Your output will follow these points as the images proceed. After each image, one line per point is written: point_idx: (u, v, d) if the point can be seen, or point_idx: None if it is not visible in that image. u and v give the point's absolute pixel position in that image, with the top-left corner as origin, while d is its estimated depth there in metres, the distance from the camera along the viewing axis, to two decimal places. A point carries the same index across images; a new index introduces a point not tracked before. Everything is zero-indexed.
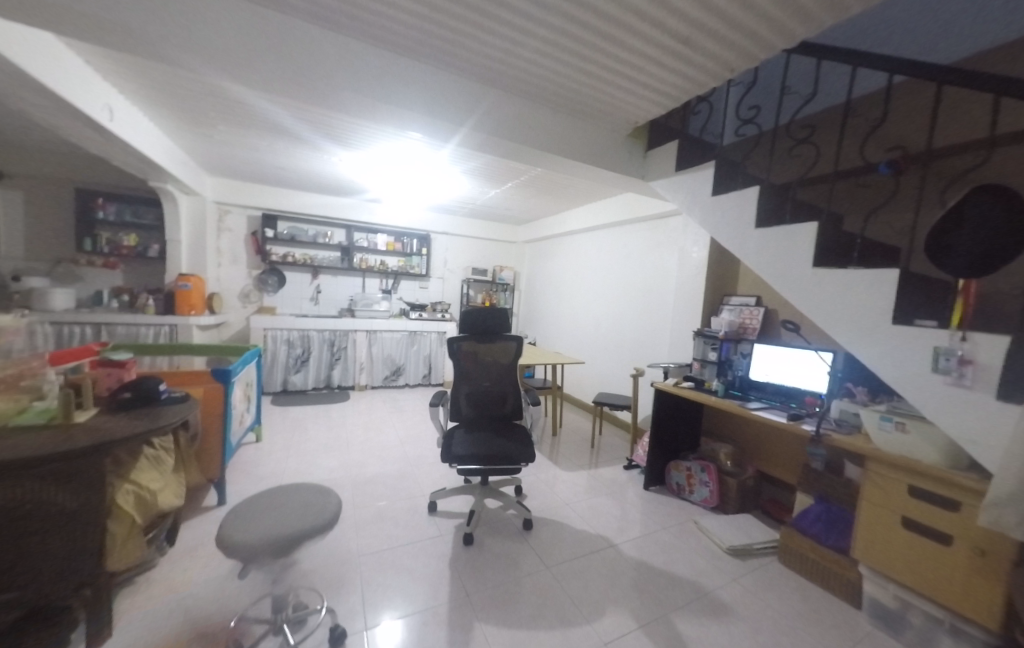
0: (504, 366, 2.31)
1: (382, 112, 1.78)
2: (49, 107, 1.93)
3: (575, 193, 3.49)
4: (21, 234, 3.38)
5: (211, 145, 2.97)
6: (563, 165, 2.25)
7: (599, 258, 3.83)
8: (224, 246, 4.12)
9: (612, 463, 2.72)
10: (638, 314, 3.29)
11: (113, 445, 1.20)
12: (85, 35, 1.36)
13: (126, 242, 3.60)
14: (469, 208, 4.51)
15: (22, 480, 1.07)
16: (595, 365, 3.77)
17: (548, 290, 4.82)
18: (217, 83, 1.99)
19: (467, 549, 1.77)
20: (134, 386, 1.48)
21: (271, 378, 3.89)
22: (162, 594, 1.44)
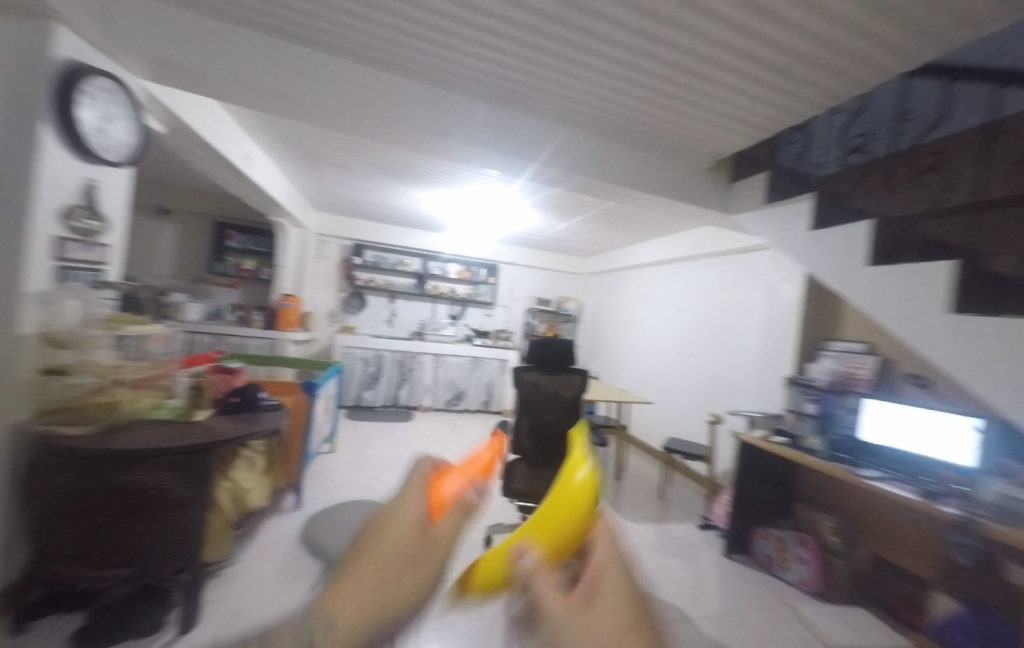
0: (569, 400, 2.25)
1: (468, 153, 1.92)
2: (207, 157, 2.39)
3: (646, 226, 3.42)
4: (172, 258, 4.13)
5: (320, 185, 3.44)
6: (639, 199, 2.23)
7: (671, 293, 3.65)
8: (320, 271, 4.66)
9: (683, 518, 2.46)
10: (715, 354, 3.03)
11: (220, 445, 1.33)
12: (242, 101, 1.67)
13: (246, 266, 4.28)
14: (538, 241, 4.63)
15: (152, 468, 1.23)
16: (664, 406, 3.51)
17: (613, 323, 4.68)
18: (333, 134, 2.32)
19: None
20: (242, 392, 1.69)
21: (346, 393, 4.19)
22: (242, 590, 1.55)
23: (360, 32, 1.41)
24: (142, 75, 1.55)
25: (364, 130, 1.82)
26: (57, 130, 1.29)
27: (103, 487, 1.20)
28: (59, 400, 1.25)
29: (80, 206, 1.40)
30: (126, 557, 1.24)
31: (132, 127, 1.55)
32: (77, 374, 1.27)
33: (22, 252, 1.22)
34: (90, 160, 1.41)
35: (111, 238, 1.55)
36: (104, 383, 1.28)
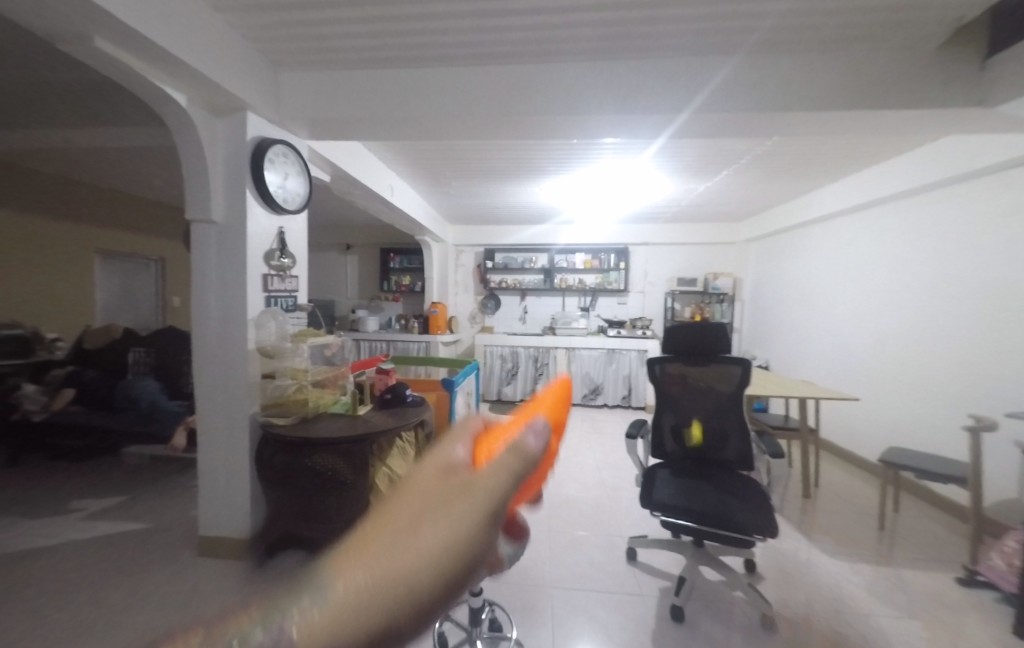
0: (725, 396, 1.84)
1: (575, 126, 1.77)
2: (363, 195, 2.88)
3: (825, 164, 2.58)
4: (355, 282, 5.19)
5: (450, 199, 3.77)
6: (811, 123, 1.65)
7: (877, 247, 2.66)
8: (460, 278, 5.14)
9: (922, 567, 1.75)
10: (968, 326, 2.05)
11: (375, 435, 1.53)
12: (374, 134, 1.94)
13: (404, 282, 5.01)
14: (673, 213, 4.06)
15: (330, 452, 1.51)
16: (874, 403, 2.61)
17: (786, 298, 3.73)
18: (451, 145, 2.47)
19: (677, 627, 1.43)
20: (393, 389, 1.89)
21: (489, 387, 4.50)
22: None
23: (453, 29, 1.43)
24: (305, 135, 1.93)
25: (472, 131, 1.86)
26: (257, 192, 1.70)
27: (303, 466, 1.53)
28: (273, 397, 1.68)
29: (276, 249, 1.82)
30: (319, 525, 1.54)
31: (303, 180, 1.93)
32: (281, 377, 1.68)
33: (245, 288, 1.66)
34: (279, 212, 1.81)
35: (298, 271, 1.96)
36: (296, 384, 1.66)
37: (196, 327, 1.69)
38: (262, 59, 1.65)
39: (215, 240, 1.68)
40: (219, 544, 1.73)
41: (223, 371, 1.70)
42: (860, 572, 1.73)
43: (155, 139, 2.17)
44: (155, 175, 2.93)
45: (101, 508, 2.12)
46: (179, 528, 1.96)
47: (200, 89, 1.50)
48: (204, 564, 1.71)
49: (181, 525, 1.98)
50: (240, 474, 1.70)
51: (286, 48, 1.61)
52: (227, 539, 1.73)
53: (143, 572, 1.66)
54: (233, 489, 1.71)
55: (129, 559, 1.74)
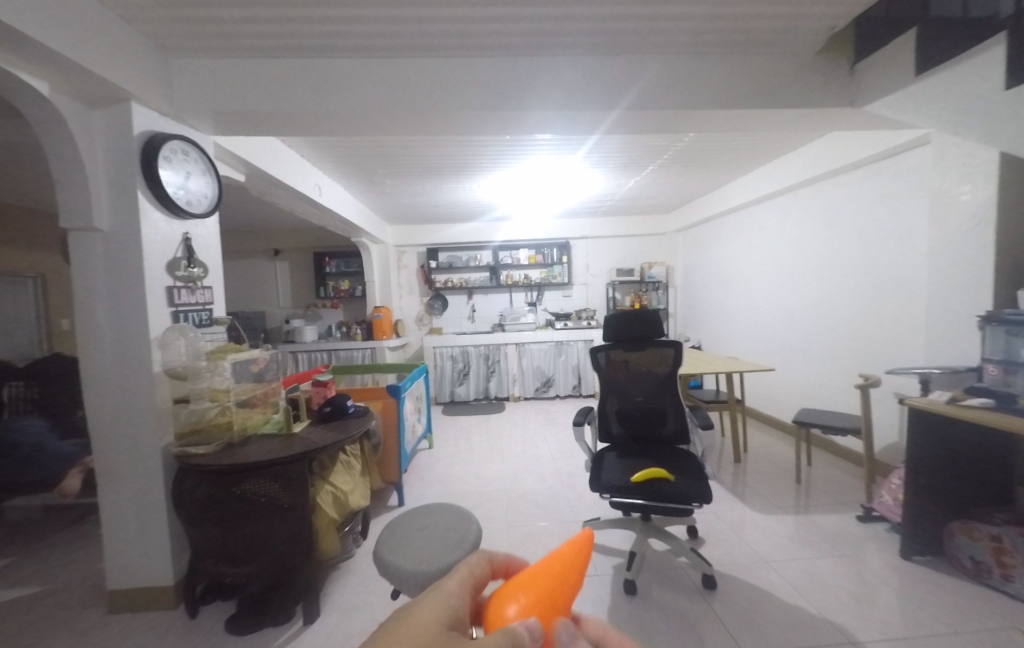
0: (662, 378, 1.95)
1: (506, 122, 1.77)
2: (286, 195, 2.66)
3: (736, 158, 2.83)
4: (287, 290, 4.81)
5: (386, 198, 3.62)
6: (719, 121, 1.79)
7: (782, 232, 2.97)
8: (403, 280, 4.97)
9: (832, 511, 2.00)
10: (855, 299, 2.37)
11: (314, 453, 1.44)
12: (290, 130, 1.79)
13: (343, 286, 4.74)
14: (607, 207, 4.24)
15: (262, 478, 1.39)
16: (788, 372, 2.93)
17: (712, 282, 4.06)
18: (379, 141, 2.36)
19: (631, 600, 1.50)
20: (332, 401, 1.80)
21: (441, 389, 4.42)
22: (359, 581, 1.69)
23: (368, 17, 1.36)
24: (210, 130, 1.74)
25: (398, 126, 1.79)
26: (151, 194, 1.50)
27: (228, 497, 1.38)
28: (188, 424, 1.49)
29: (181, 258, 1.62)
30: (251, 559, 1.39)
31: (209, 180, 1.74)
32: (196, 401, 1.50)
33: (146, 304, 1.46)
34: (181, 216, 1.62)
35: (211, 281, 1.77)
36: (218, 407, 1.49)
37: (85, 352, 1.46)
38: (147, 44, 1.46)
39: (102, 251, 1.46)
40: (135, 596, 1.52)
41: (123, 399, 1.48)
42: (784, 523, 1.94)
43: (13, 133, 1.83)
44: (22, 177, 2.48)
45: None
46: (81, 585, 1.69)
47: (68, 78, 1.28)
48: (117, 620, 1.50)
49: (86, 581, 1.71)
50: (155, 513, 1.50)
51: (176, 31, 1.43)
52: (143, 589, 1.52)
53: (35, 643, 1.42)
54: (147, 531, 1.51)
55: (15, 632, 1.47)
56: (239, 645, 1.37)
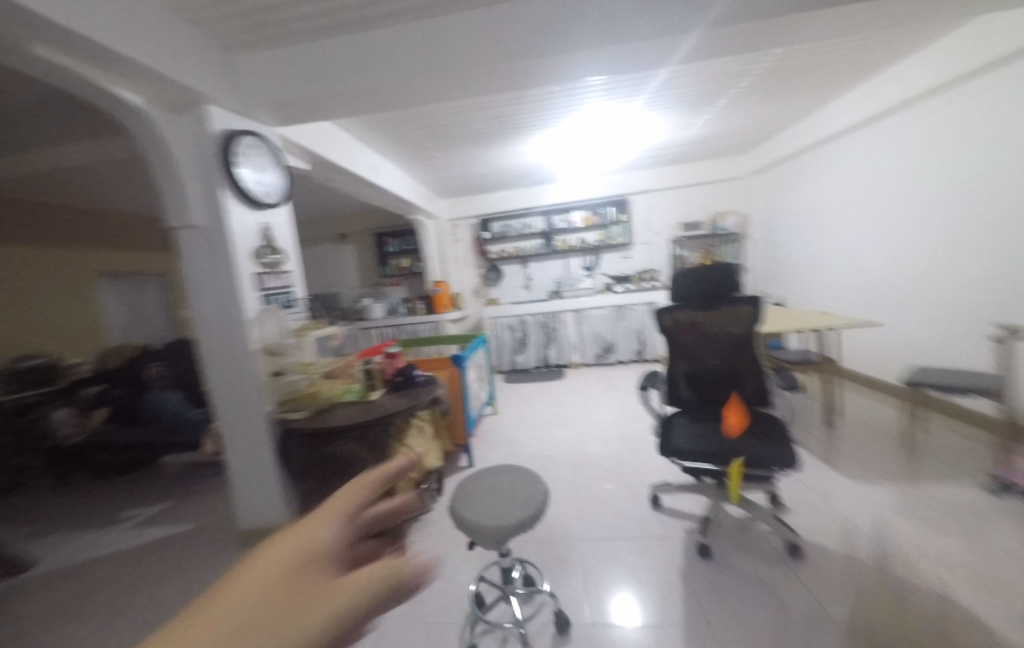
0: (738, 339, 1.79)
1: (555, 69, 1.64)
2: (346, 179, 2.79)
3: (832, 74, 2.36)
4: (355, 271, 5.16)
5: (436, 171, 3.64)
6: (816, 24, 1.48)
7: (892, 159, 2.46)
8: (458, 254, 5.05)
9: (951, 482, 1.74)
10: (1001, 230, 1.92)
11: (390, 419, 1.56)
12: (343, 111, 1.83)
13: (404, 264, 4.96)
14: (670, 154, 3.85)
15: (348, 441, 1.55)
16: (897, 327, 2.52)
17: (798, 228, 3.56)
18: (426, 111, 2.33)
19: (705, 563, 1.46)
20: (402, 371, 1.92)
21: (502, 358, 4.53)
22: (439, 531, 1.85)
23: None
24: (273, 122, 1.84)
25: (443, 91, 1.74)
26: (233, 189, 1.64)
27: (322, 456, 1.56)
28: (285, 395, 1.73)
29: (263, 246, 1.78)
30: None
31: (277, 171, 1.87)
32: (289, 374, 1.75)
33: (239, 291, 1.64)
34: (258, 207, 1.76)
35: (290, 266, 1.94)
36: (307, 378, 1.74)
37: (199, 334, 1.70)
38: (211, 44, 1.55)
39: (200, 245, 1.65)
40: (261, 535, 1.81)
41: (231, 373, 1.71)
42: (887, 493, 1.74)
43: (122, 148, 2.10)
44: (135, 188, 2.87)
45: (149, 514, 2.25)
46: (221, 525, 2.06)
47: (153, 87, 1.42)
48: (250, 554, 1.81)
49: (225, 521, 2.08)
50: (267, 468, 1.76)
51: (232, 27, 1.50)
52: (266, 530, 1.81)
53: (194, 569, 1.76)
54: (263, 483, 1.78)
55: (181, 558, 1.85)
56: None
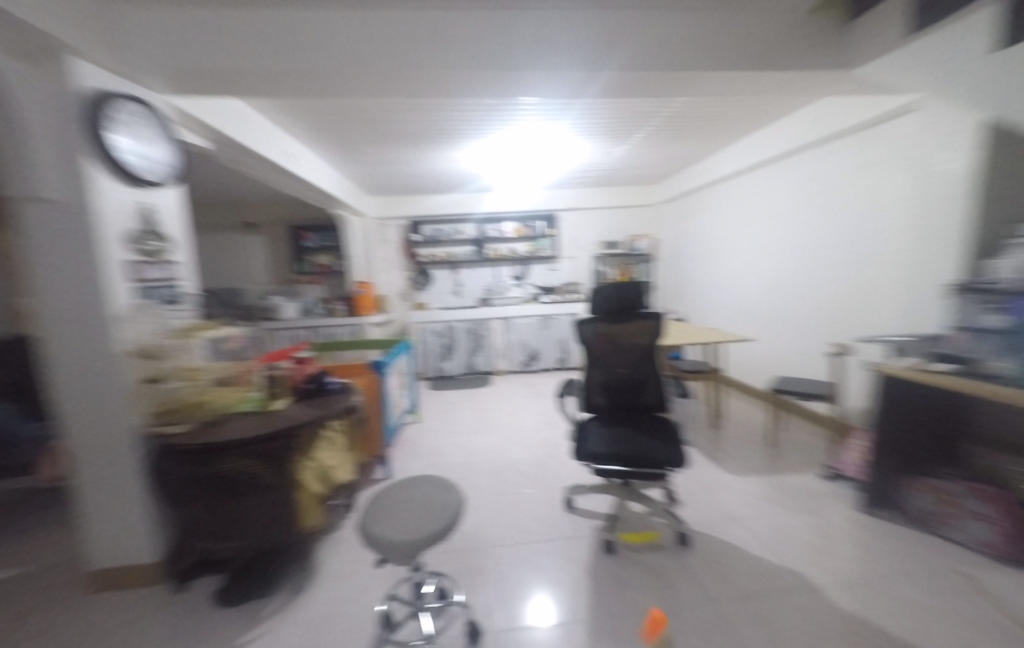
0: (645, 350, 1.96)
1: (488, 83, 1.68)
2: (256, 164, 2.51)
3: (725, 125, 2.75)
4: (265, 265, 4.64)
5: (363, 167, 3.45)
6: (712, 82, 1.72)
7: (768, 204, 2.96)
8: (385, 255, 4.83)
9: (801, 472, 2.11)
10: (837, 268, 2.41)
11: (294, 430, 1.42)
12: (255, 90, 1.66)
13: (323, 262, 4.59)
14: (594, 177, 4.14)
15: (241, 457, 1.38)
16: (768, 343, 3.01)
17: (697, 254, 4.07)
18: (352, 102, 2.20)
19: (610, 558, 1.58)
20: (313, 378, 1.77)
21: (428, 365, 4.42)
22: (345, 550, 1.72)
23: None
24: (165, 90, 1.60)
25: (371, 86, 1.67)
26: (102, 161, 1.38)
27: (206, 476, 1.36)
28: (158, 404, 1.45)
29: (141, 231, 1.53)
30: (237, 534, 1.40)
31: (166, 146, 1.62)
32: (166, 381, 1.47)
33: (103, 282, 1.38)
34: (137, 185, 1.51)
35: (175, 255, 1.68)
36: (190, 386, 1.47)
37: (42, 332, 1.39)
38: None
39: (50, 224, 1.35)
40: (119, 574, 1.52)
41: (86, 380, 1.42)
42: (756, 484, 2.05)
43: None
44: None
45: None
46: (64, 567, 1.68)
47: None
48: (103, 598, 1.51)
49: (69, 561, 1.71)
50: (134, 493, 1.49)
51: None
52: (126, 568, 1.52)
53: (17, 625, 1.41)
54: (126, 511, 1.49)
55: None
56: (228, 617, 1.40)
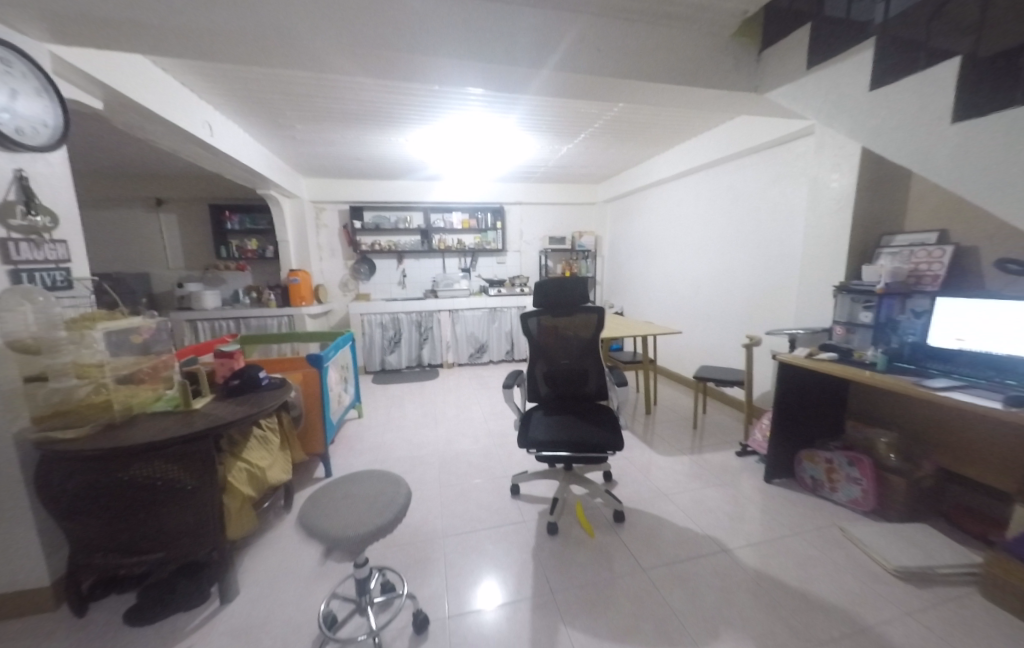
0: (587, 342, 2.07)
1: (434, 69, 1.64)
2: (166, 133, 2.22)
3: (661, 133, 2.95)
4: (179, 248, 4.13)
5: (296, 146, 3.19)
6: (648, 91, 1.84)
7: (697, 208, 3.23)
8: (323, 241, 4.52)
9: (719, 450, 2.38)
10: (751, 269, 2.71)
11: (220, 430, 1.31)
12: (162, 49, 1.45)
13: (250, 246, 4.20)
14: (541, 172, 4.22)
15: (155, 461, 1.24)
16: (695, 335, 3.31)
17: (635, 252, 4.33)
18: (283, 73, 2.02)
19: (552, 539, 1.66)
20: (241, 373, 1.62)
21: (371, 358, 4.25)
22: (280, 554, 1.62)
23: None
24: (43, 37, 1.35)
25: (304, 57, 1.54)
26: None
27: (113, 484, 1.21)
28: (50, 406, 1.26)
29: (16, 201, 1.29)
30: (151, 546, 1.27)
31: (47, 104, 1.38)
32: (58, 379, 1.27)
33: None
34: (7, 147, 1.27)
35: (64, 233, 1.45)
36: (90, 385, 1.29)
37: None
38: None
39: None
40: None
41: None
42: (682, 462, 2.27)
43: None
44: None
45: None
46: None
47: None
48: None
49: None
50: (14, 509, 1.27)
51: None
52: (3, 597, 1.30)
53: None
54: (1, 532, 1.27)
55: None
56: (140, 638, 1.26)
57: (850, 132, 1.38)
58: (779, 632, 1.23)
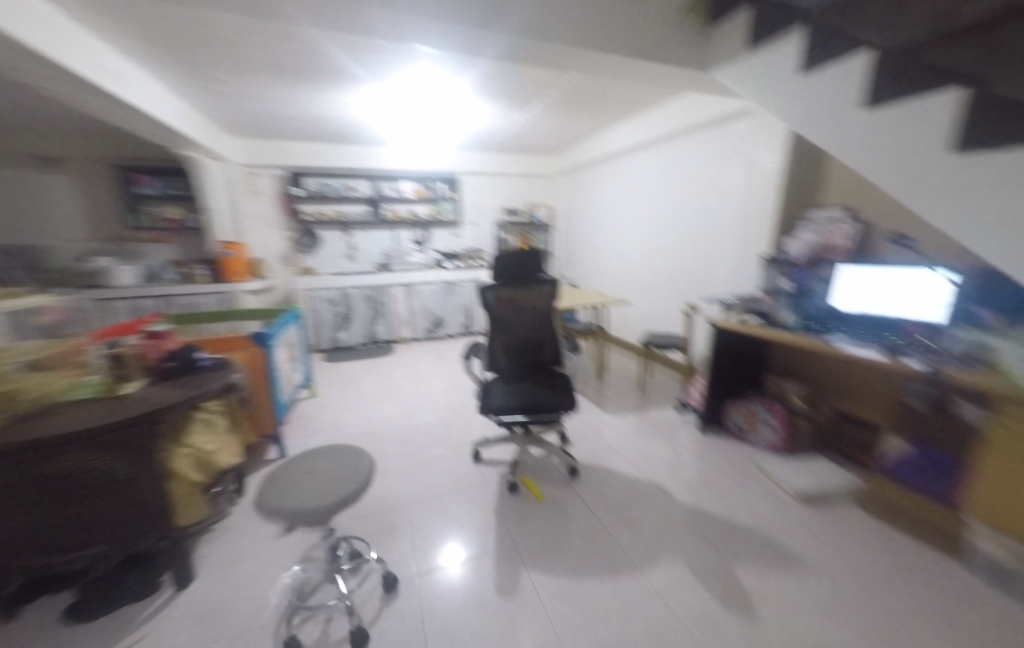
0: (543, 312, 2.14)
1: (378, 23, 1.52)
2: (53, 77, 1.88)
3: (613, 105, 2.98)
4: (78, 216, 3.57)
5: (220, 100, 2.83)
6: (599, 62, 1.85)
7: (645, 182, 3.35)
8: (258, 210, 4.13)
9: (662, 408, 2.60)
10: (692, 242, 2.90)
11: (158, 415, 1.22)
12: None
13: (171, 215, 3.75)
14: (495, 142, 4.13)
15: (83, 451, 1.14)
16: (642, 305, 3.51)
17: (587, 225, 4.43)
18: (199, 14, 1.77)
19: (513, 497, 1.77)
20: (175, 355, 1.50)
21: (320, 335, 4.05)
22: (236, 536, 1.58)
23: None
24: None
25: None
26: None
27: (34, 479, 1.10)
28: None
29: None
30: (89, 538, 1.19)
31: None
32: None
33: None
34: None
35: None
36: None
37: None
38: None
39: None
40: None
41: None
42: (630, 421, 2.46)
43: None
44: None
45: None
46: None
47: None
48: None
49: None
50: None
51: None
52: None
53: None
54: None
55: None
56: (82, 633, 1.19)
57: (779, 112, 1.49)
58: (708, 555, 1.43)
